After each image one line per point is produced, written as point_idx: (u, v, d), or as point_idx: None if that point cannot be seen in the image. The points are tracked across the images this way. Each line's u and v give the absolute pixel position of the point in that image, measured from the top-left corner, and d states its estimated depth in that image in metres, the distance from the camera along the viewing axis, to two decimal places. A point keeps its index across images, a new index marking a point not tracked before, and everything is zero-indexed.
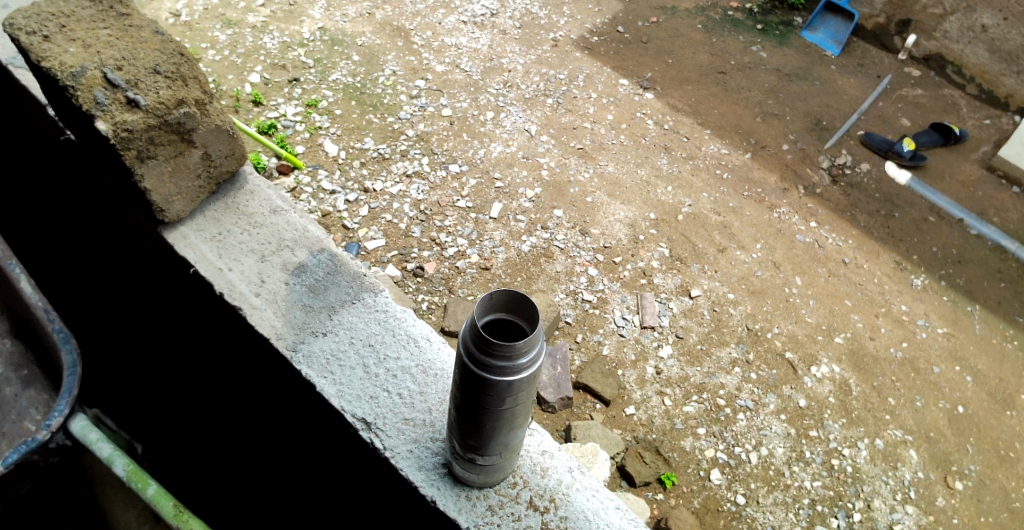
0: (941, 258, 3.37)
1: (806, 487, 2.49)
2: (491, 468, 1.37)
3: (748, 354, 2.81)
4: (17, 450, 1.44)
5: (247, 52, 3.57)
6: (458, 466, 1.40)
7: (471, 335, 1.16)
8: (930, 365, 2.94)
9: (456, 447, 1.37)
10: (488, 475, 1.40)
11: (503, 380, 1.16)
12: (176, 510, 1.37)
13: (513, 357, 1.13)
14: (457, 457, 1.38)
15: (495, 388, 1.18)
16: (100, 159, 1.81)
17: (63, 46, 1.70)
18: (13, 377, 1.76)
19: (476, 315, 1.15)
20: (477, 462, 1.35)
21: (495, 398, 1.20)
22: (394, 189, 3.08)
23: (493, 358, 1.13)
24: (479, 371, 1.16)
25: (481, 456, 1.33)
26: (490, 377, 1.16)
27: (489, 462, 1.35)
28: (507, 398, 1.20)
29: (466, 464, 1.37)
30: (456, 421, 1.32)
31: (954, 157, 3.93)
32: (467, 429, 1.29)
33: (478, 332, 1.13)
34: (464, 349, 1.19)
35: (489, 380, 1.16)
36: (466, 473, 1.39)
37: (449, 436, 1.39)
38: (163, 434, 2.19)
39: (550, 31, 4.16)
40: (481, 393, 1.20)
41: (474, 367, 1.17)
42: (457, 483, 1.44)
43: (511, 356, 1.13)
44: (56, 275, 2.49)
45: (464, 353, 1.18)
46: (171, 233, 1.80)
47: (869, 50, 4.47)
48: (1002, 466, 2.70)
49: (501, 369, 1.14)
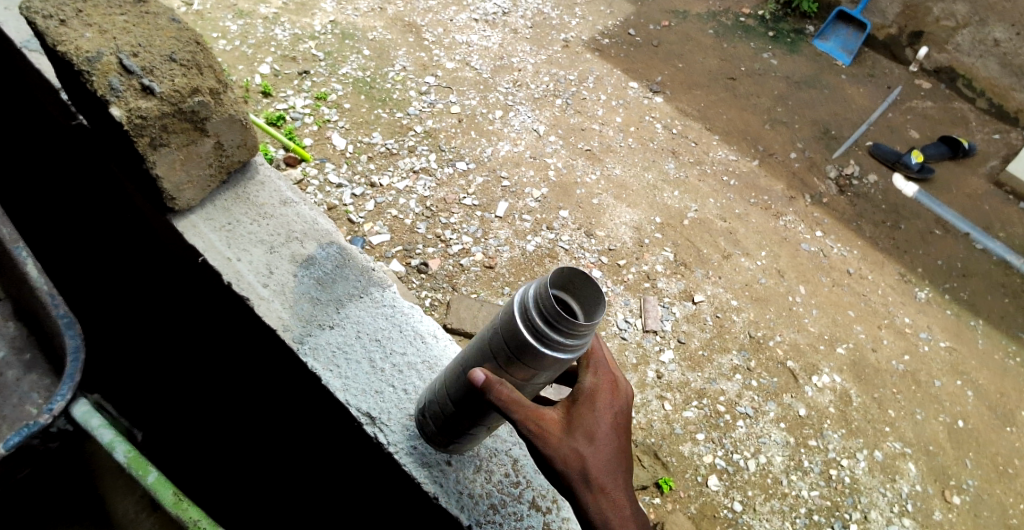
0: (945, 271, 3.37)
1: (803, 496, 2.50)
2: (469, 438, 1.39)
3: (750, 361, 2.81)
4: (17, 433, 1.42)
5: (257, 43, 3.57)
6: (437, 425, 1.40)
7: (536, 297, 1.14)
8: (931, 378, 2.94)
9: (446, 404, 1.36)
10: (461, 442, 1.41)
11: (548, 354, 1.16)
12: (176, 500, 1.36)
13: (569, 333, 1.13)
14: (443, 421, 1.38)
15: (540, 360, 1.18)
16: (112, 146, 1.82)
17: (79, 31, 1.71)
18: (15, 361, 1.75)
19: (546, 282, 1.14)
20: (463, 429, 1.35)
21: (530, 366, 1.20)
22: (400, 185, 3.08)
23: (552, 327, 1.13)
24: (532, 342, 1.15)
25: (472, 424, 1.33)
26: (537, 345, 1.15)
27: (473, 432, 1.36)
28: (545, 372, 1.21)
29: (450, 426, 1.37)
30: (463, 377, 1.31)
31: (962, 171, 3.92)
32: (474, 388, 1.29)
33: (547, 299, 1.12)
34: (520, 305, 1.18)
35: (538, 353, 1.16)
36: (442, 436, 1.40)
37: (441, 398, 1.37)
38: (164, 422, 2.19)
39: (561, 32, 4.16)
40: (518, 356, 1.19)
41: (528, 336, 1.15)
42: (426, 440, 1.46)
43: (568, 331, 1.13)
44: (60, 258, 2.49)
45: (518, 314, 1.17)
46: (180, 221, 1.79)
47: (879, 61, 4.46)
48: (1001, 481, 2.70)
49: (551, 341, 1.14)
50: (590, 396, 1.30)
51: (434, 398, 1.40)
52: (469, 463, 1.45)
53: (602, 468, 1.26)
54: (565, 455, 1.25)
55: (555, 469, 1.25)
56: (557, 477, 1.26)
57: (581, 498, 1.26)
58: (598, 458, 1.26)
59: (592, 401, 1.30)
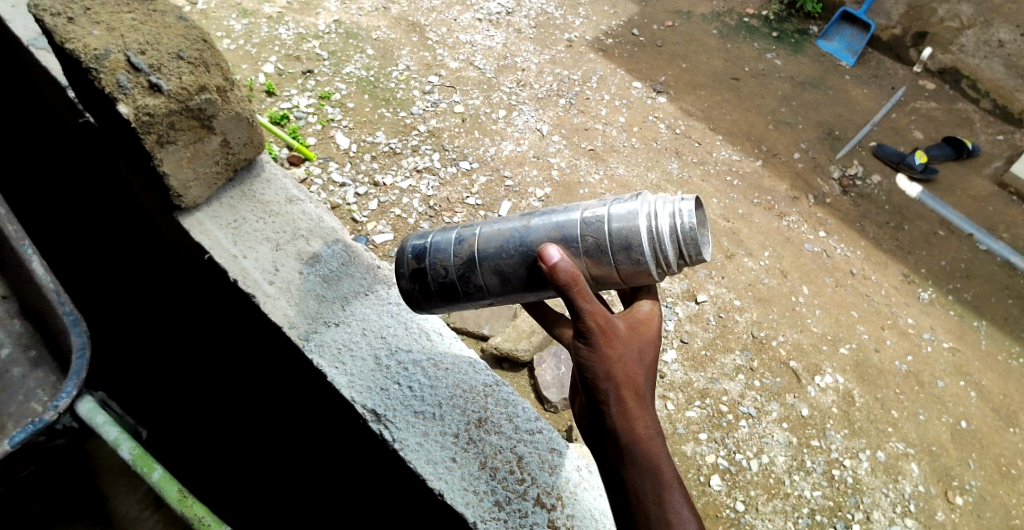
0: (949, 272, 3.37)
1: (806, 496, 2.50)
2: (453, 306, 1.52)
3: (753, 361, 2.81)
4: (23, 429, 1.43)
5: (262, 42, 3.58)
6: (435, 286, 1.48)
7: (673, 214, 1.30)
8: (934, 379, 2.93)
9: (465, 268, 1.45)
10: (442, 308, 1.54)
11: (648, 270, 1.33)
12: (180, 496, 1.35)
13: (676, 261, 1.33)
14: (455, 282, 1.46)
15: (638, 264, 1.33)
16: (119, 143, 1.83)
17: (87, 29, 1.72)
18: (21, 358, 1.76)
19: (688, 214, 1.29)
20: (467, 292, 1.47)
21: (617, 270, 1.35)
22: (404, 184, 3.08)
23: (672, 250, 1.31)
24: (648, 244, 1.31)
25: (483, 289, 1.45)
26: (648, 259, 1.32)
27: (468, 301, 1.49)
28: (627, 277, 1.36)
29: (453, 289, 1.47)
30: (517, 252, 1.41)
31: (966, 172, 3.91)
32: (524, 264, 1.40)
33: (688, 231, 1.29)
34: (650, 213, 1.31)
35: (644, 256, 1.32)
36: (431, 299, 1.50)
37: (472, 260, 1.44)
38: (170, 420, 2.20)
39: (564, 32, 4.16)
40: (615, 257, 1.34)
41: (646, 238, 1.31)
42: (405, 298, 1.53)
43: (679, 260, 1.33)
44: (67, 256, 2.50)
45: (647, 227, 1.31)
46: (187, 218, 1.80)
47: (883, 61, 4.45)
48: (1004, 482, 2.69)
49: (660, 262, 1.32)
50: (642, 320, 1.38)
51: (447, 258, 1.46)
52: (474, 460, 1.45)
53: (647, 387, 1.33)
54: (622, 364, 1.29)
55: (608, 377, 1.28)
56: (607, 382, 1.28)
57: (626, 412, 1.29)
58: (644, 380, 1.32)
59: (644, 325, 1.38)
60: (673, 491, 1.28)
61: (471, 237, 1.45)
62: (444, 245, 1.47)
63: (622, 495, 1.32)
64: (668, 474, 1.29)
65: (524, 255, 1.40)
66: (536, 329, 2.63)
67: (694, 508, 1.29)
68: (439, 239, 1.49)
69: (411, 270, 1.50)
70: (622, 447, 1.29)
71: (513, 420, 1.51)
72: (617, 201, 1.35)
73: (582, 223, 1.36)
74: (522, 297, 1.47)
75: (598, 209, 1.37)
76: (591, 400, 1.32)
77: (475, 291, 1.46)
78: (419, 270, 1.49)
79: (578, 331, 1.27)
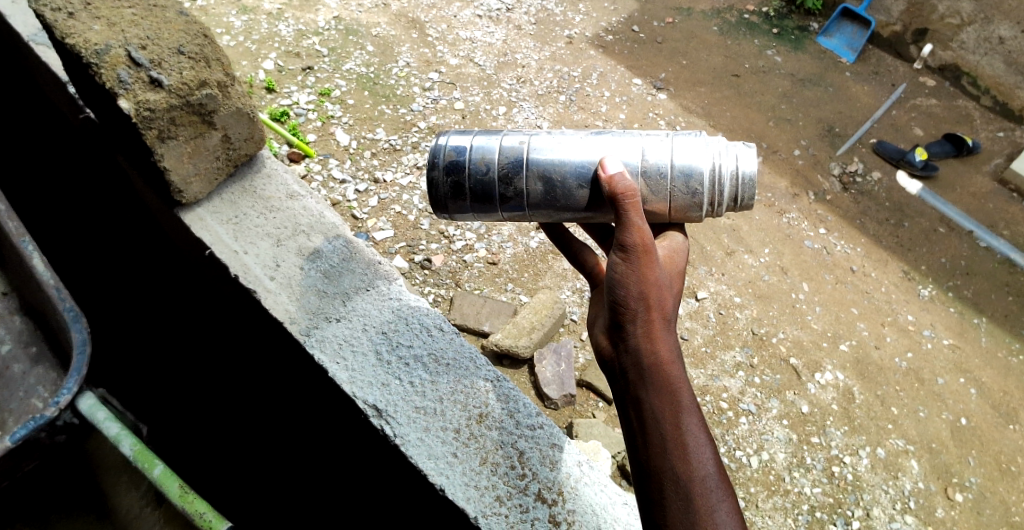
0: (948, 270, 3.37)
1: (806, 493, 2.50)
2: (481, 211, 1.52)
3: (753, 358, 2.82)
4: (24, 426, 1.43)
5: (261, 39, 3.57)
6: (471, 183, 1.47)
7: (737, 162, 1.41)
8: (934, 376, 2.94)
9: (510, 168, 1.45)
10: (468, 213, 1.53)
11: (701, 203, 1.41)
12: (182, 493, 1.35)
13: (726, 202, 1.43)
14: (499, 183, 1.46)
15: (694, 196, 1.40)
16: (119, 138, 1.83)
17: (87, 24, 1.72)
18: (21, 354, 1.76)
19: (747, 157, 1.41)
20: (505, 196, 1.47)
21: (669, 196, 1.41)
22: (404, 181, 3.08)
23: (728, 192, 1.42)
24: (710, 181, 1.40)
25: (523, 198, 1.47)
26: (705, 191, 1.40)
27: (499, 207, 1.50)
28: (676, 208, 1.43)
29: (490, 189, 1.46)
30: (569, 160, 1.44)
31: (966, 169, 3.90)
32: (573, 173, 1.44)
33: (747, 179, 1.41)
34: (717, 155, 1.41)
35: (704, 189, 1.40)
36: (463, 198, 1.49)
37: (527, 165, 1.45)
38: (170, 416, 2.20)
39: (564, 28, 4.15)
40: (671, 183, 1.40)
41: (710, 175, 1.40)
42: (434, 193, 1.50)
43: (729, 202, 1.43)
44: (67, 252, 2.50)
45: (709, 160, 1.40)
46: (187, 214, 1.80)
47: (884, 58, 4.44)
48: (1004, 479, 2.69)
49: (713, 197, 1.41)
50: (668, 260, 1.39)
51: (493, 156, 1.46)
52: (475, 456, 1.46)
53: (673, 319, 1.29)
54: (658, 286, 1.26)
55: (643, 296, 1.25)
56: (638, 293, 1.25)
57: (654, 336, 1.25)
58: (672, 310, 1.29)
59: (669, 266, 1.38)
60: (696, 425, 1.22)
61: (522, 140, 1.47)
62: (490, 144, 1.47)
63: (634, 422, 1.25)
64: (691, 407, 1.23)
65: (575, 165, 1.44)
66: (536, 326, 2.63)
67: (714, 446, 1.23)
68: (485, 138, 1.48)
69: (449, 163, 1.47)
70: (647, 373, 1.24)
71: (514, 415, 1.51)
72: (679, 134, 1.44)
73: (643, 146, 1.43)
74: (556, 212, 1.49)
75: (658, 136, 1.44)
76: (619, 323, 1.27)
77: (512, 195, 1.47)
78: (457, 164, 1.47)
79: (621, 244, 1.26)
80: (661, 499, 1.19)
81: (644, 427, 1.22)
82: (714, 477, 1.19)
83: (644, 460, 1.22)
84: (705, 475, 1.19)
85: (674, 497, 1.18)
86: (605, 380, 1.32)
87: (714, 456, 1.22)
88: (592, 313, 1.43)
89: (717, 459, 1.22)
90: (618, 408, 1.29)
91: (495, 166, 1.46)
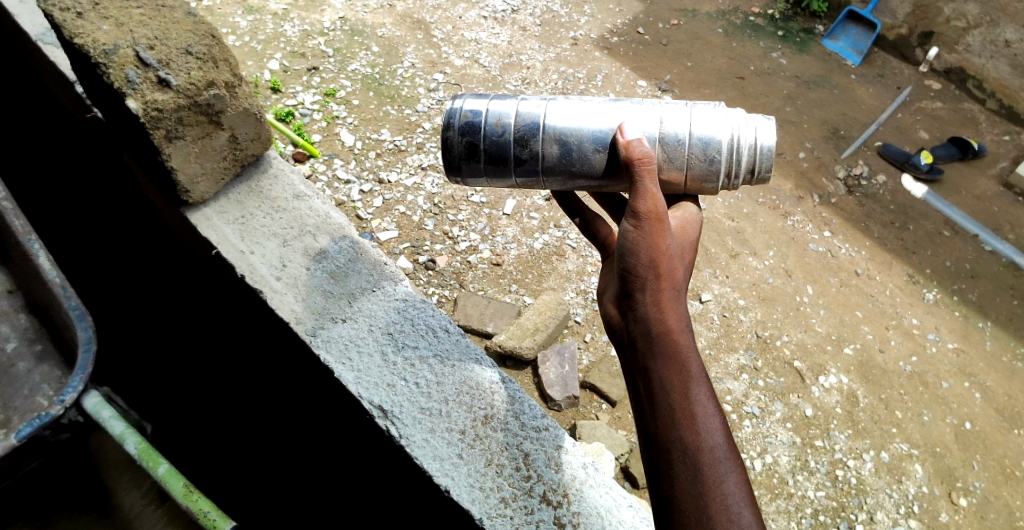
0: (953, 273, 3.36)
1: (810, 496, 2.50)
2: (496, 175, 1.52)
3: (757, 361, 2.81)
4: (28, 423, 1.42)
5: (267, 39, 3.58)
6: (486, 144, 1.47)
7: (756, 134, 1.42)
8: (939, 380, 2.93)
9: (526, 131, 1.46)
10: (482, 177, 1.53)
11: (718, 172, 1.42)
12: (186, 491, 1.35)
13: (743, 173, 1.44)
14: (514, 145, 1.47)
15: (712, 164, 1.41)
16: (126, 138, 1.84)
17: (96, 24, 1.73)
18: (26, 352, 1.76)
19: (767, 128, 1.42)
20: (520, 159, 1.47)
21: (686, 164, 1.42)
22: (408, 181, 3.08)
23: (746, 164, 1.42)
24: (727, 150, 1.41)
25: (539, 161, 1.47)
26: (722, 159, 1.41)
27: (515, 171, 1.50)
28: (692, 175, 1.44)
29: (504, 150, 1.47)
30: (586, 125, 1.45)
31: (971, 172, 3.89)
32: (590, 137, 1.44)
33: (765, 152, 1.42)
34: (737, 127, 1.42)
35: (722, 157, 1.41)
36: (477, 160, 1.49)
37: (541, 128, 1.46)
38: (175, 415, 2.21)
39: (570, 30, 4.15)
40: (689, 150, 1.41)
41: (728, 145, 1.41)
42: (448, 155, 1.51)
43: (746, 174, 1.44)
44: (73, 252, 2.51)
45: (728, 130, 1.41)
46: (194, 214, 1.80)
47: (889, 61, 4.43)
48: (1008, 483, 2.68)
49: (730, 168, 1.42)
50: (680, 230, 1.39)
51: (509, 118, 1.47)
52: (480, 457, 1.45)
53: (683, 290, 1.29)
54: (669, 255, 1.26)
55: (654, 264, 1.25)
56: (650, 262, 1.25)
57: (664, 305, 1.25)
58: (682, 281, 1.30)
59: (682, 235, 1.39)
60: (705, 394, 1.21)
61: (539, 104, 1.48)
62: (506, 106, 1.48)
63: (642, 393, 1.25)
64: (700, 376, 1.22)
65: (592, 129, 1.44)
66: (540, 327, 2.63)
67: (723, 416, 1.22)
68: (501, 100, 1.49)
69: (465, 123, 1.48)
70: (656, 342, 1.24)
71: (519, 417, 1.51)
72: (700, 104, 1.45)
73: (661, 114, 1.44)
74: (570, 178, 1.49)
75: (677, 105, 1.45)
76: (628, 292, 1.27)
77: (526, 158, 1.47)
78: (473, 125, 1.48)
79: (633, 211, 1.26)
80: (669, 470, 1.18)
81: (652, 397, 1.22)
82: (722, 448, 1.18)
83: (652, 430, 1.21)
84: (713, 445, 1.18)
85: (682, 468, 1.17)
86: (614, 349, 1.32)
87: (723, 426, 1.21)
88: (601, 282, 1.43)
89: (726, 430, 1.21)
90: (627, 378, 1.29)
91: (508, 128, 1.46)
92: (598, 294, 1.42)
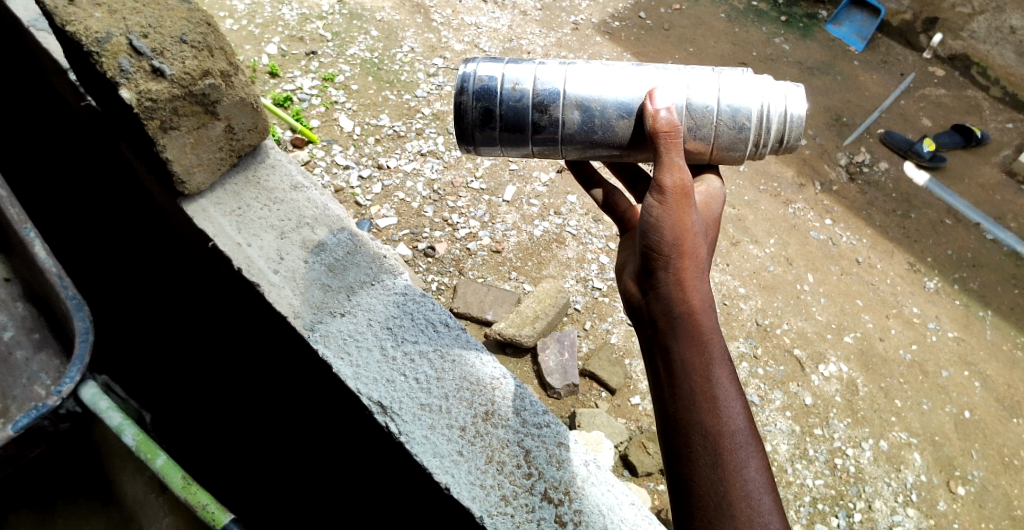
0: (955, 262, 3.34)
1: (808, 485, 2.51)
2: (510, 142, 1.49)
3: (757, 348, 2.81)
4: (26, 415, 1.41)
5: (265, 23, 3.53)
6: (502, 110, 1.44)
7: (785, 111, 1.41)
8: (938, 369, 2.92)
9: (544, 97, 1.43)
10: (495, 145, 1.50)
11: (746, 140, 1.41)
12: (185, 483, 1.34)
13: (771, 142, 1.43)
14: (534, 111, 1.44)
15: (737, 135, 1.41)
16: (121, 128, 1.82)
17: (88, 11, 1.70)
18: (24, 340, 1.75)
19: (796, 96, 1.42)
20: (538, 125, 1.45)
21: (713, 133, 1.41)
22: (407, 167, 3.06)
23: (774, 134, 1.42)
24: (754, 122, 1.40)
25: (557, 128, 1.45)
26: (751, 127, 1.40)
27: (530, 138, 1.47)
28: (716, 143, 1.42)
29: (522, 117, 1.44)
30: (608, 91, 1.43)
31: (975, 160, 3.86)
32: (612, 104, 1.42)
33: (794, 125, 1.41)
34: (767, 102, 1.40)
35: (747, 130, 1.40)
36: (492, 126, 1.46)
37: (565, 96, 1.43)
38: (174, 406, 2.22)
39: (571, 14, 4.08)
40: (717, 117, 1.40)
41: (756, 118, 1.40)
42: (462, 122, 1.47)
43: (774, 143, 1.43)
44: (71, 241, 2.50)
45: (757, 98, 1.40)
46: (190, 205, 1.78)
47: (893, 47, 4.37)
48: (1006, 472, 2.69)
49: (758, 136, 1.41)
50: (703, 205, 1.42)
51: (527, 84, 1.44)
52: (481, 454, 1.44)
53: (706, 270, 1.29)
54: (693, 233, 1.26)
55: (677, 242, 1.25)
56: (673, 238, 1.25)
57: (686, 285, 1.25)
58: (705, 260, 1.30)
59: (705, 212, 1.42)
60: (727, 378, 1.21)
61: (557, 70, 1.45)
62: (523, 72, 1.44)
63: (661, 372, 1.25)
64: (722, 359, 1.23)
65: (614, 96, 1.42)
66: (540, 315, 2.61)
67: (744, 402, 1.22)
68: (517, 65, 1.46)
69: (480, 89, 1.44)
70: (678, 322, 1.24)
71: (520, 413, 1.50)
72: (729, 72, 1.43)
73: (686, 81, 1.42)
74: (590, 146, 1.47)
75: (703, 71, 1.44)
76: (651, 269, 1.28)
77: (545, 124, 1.45)
78: (488, 90, 1.44)
79: (658, 186, 1.27)
80: (687, 454, 1.18)
81: (673, 378, 1.22)
82: (742, 432, 1.18)
83: (670, 413, 1.21)
84: (734, 430, 1.18)
85: (701, 451, 1.17)
86: (633, 327, 1.33)
87: (744, 410, 1.21)
88: (622, 258, 1.44)
89: (747, 415, 1.21)
90: (646, 357, 1.30)
91: (531, 94, 1.43)
92: (618, 271, 1.44)
